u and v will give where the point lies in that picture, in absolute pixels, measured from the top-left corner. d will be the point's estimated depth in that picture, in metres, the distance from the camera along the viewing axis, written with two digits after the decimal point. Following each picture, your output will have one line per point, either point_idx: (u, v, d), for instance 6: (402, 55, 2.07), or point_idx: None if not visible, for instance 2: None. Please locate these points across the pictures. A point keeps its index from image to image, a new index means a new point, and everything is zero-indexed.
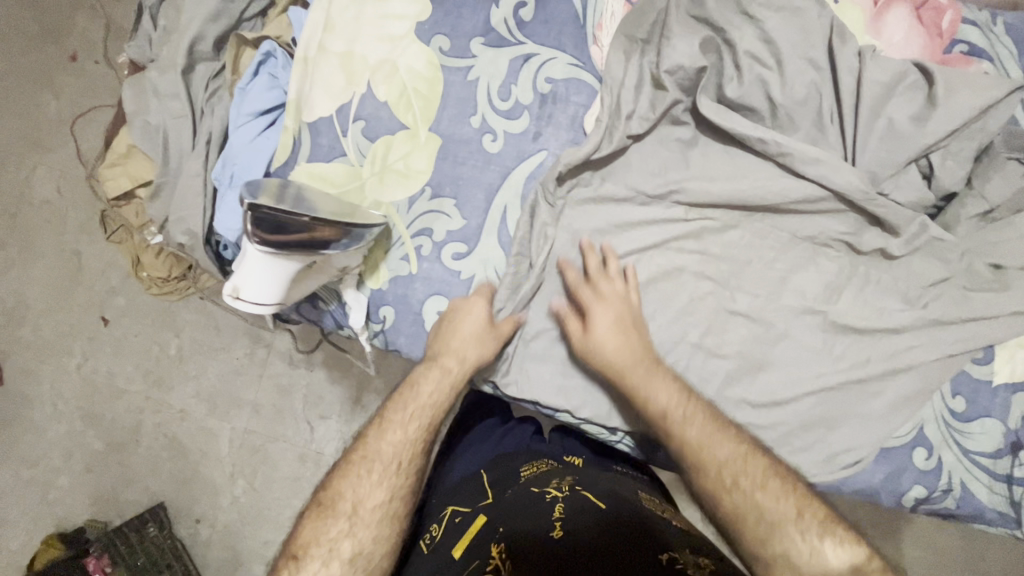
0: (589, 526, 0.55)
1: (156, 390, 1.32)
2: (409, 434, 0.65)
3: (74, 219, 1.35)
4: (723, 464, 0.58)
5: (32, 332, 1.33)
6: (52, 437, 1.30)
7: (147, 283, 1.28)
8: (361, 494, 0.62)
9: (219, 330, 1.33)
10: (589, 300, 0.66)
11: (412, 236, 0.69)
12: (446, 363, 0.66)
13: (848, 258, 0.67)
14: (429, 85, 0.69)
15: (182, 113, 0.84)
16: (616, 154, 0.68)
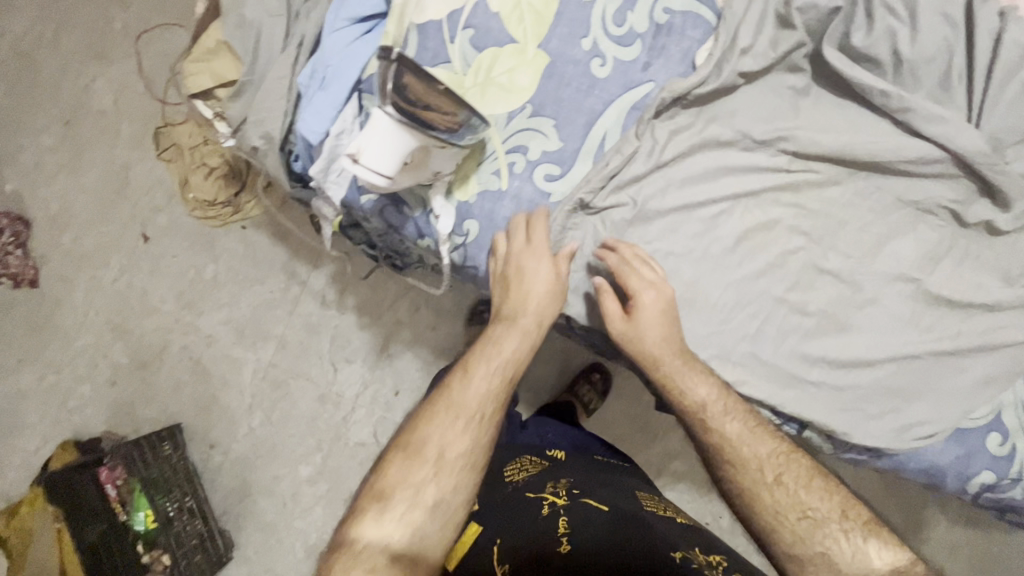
0: (600, 537, 0.64)
1: (186, 312, 1.32)
2: (494, 387, 0.66)
3: (127, 132, 1.34)
4: (765, 460, 0.63)
5: (71, 239, 1.33)
6: (80, 345, 1.31)
7: (192, 206, 1.30)
8: (447, 442, 0.63)
9: (256, 261, 1.31)
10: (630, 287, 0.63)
11: (507, 151, 0.68)
12: (525, 323, 0.66)
13: (949, 229, 0.65)
14: (544, 2, 0.68)
15: (278, 14, 0.83)
16: (725, 93, 0.66)
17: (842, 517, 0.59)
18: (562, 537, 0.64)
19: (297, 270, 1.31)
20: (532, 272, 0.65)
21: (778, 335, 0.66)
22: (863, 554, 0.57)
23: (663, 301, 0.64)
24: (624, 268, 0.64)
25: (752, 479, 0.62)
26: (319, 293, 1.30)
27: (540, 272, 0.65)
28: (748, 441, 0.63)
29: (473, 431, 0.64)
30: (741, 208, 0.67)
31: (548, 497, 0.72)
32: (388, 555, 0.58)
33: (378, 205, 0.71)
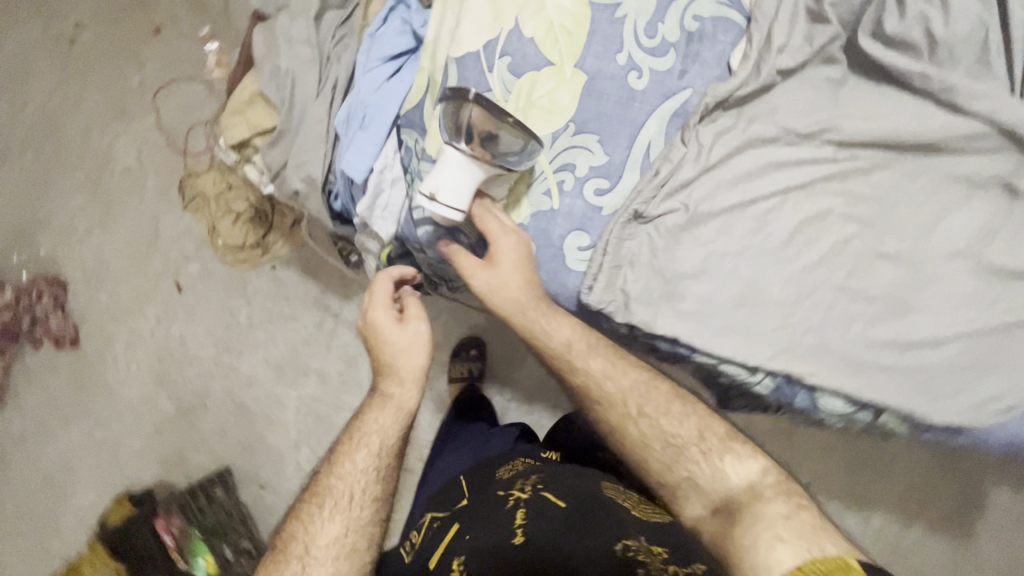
0: (546, 535, 0.60)
1: (226, 355, 1.34)
2: (362, 462, 0.72)
3: (153, 186, 1.37)
4: (653, 429, 0.67)
5: (108, 295, 1.36)
6: (125, 398, 1.34)
7: (222, 251, 1.30)
8: (314, 531, 0.67)
9: (290, 300, 1.34)
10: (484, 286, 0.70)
11: (555, 171, 0.69)
12: (388, 390, 0.76)
13: (1001, 201, 0.66)
14: (576, 22, 0.69)
15: (310, 59, 0.86)
16: (763, 91, 0.67)
17: (699, 440, 0.66)
18: (516, 528, 0.62)
19: (331, 304, 1.33)
20: (411, 327, 0.77)
21: (843, 323, 0.67)
22: (720, 474, 0.63)
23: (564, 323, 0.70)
24: (474, 272, 0.70)
25: (654, 454, 0.66)
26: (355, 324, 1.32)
27: (389, 319, 0.77)
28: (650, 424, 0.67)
29: (360, 507, 0.70)
30: (791, 201, 0.68)
31: (515, 494, 0.69)
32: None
33: (434, 235, 0.73)
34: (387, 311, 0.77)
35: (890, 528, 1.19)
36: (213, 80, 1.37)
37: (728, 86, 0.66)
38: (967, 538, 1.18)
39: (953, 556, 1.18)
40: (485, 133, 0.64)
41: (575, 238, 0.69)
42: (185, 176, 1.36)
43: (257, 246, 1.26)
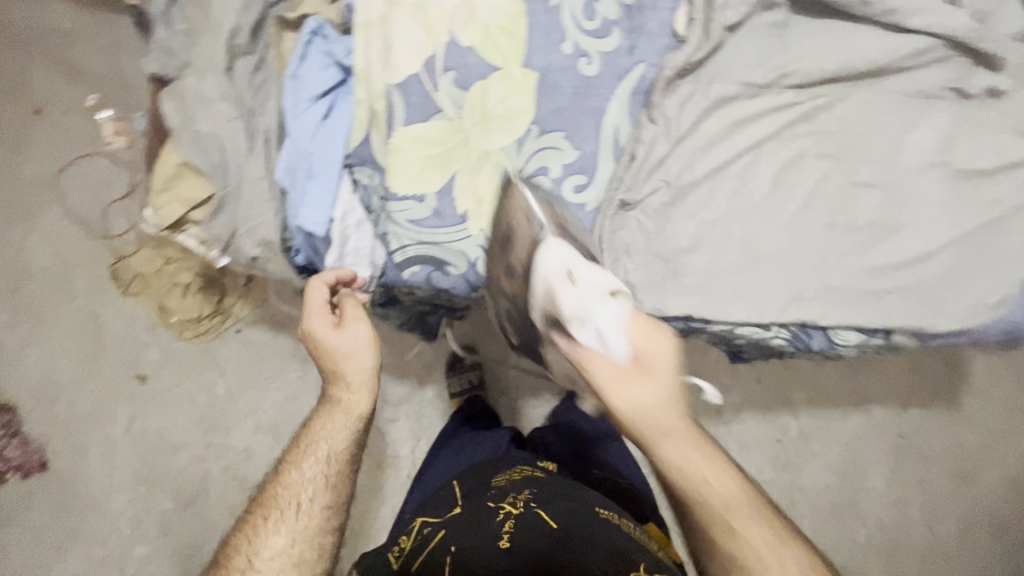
0: (530, 549, 0.62)
1: (214, 435, 1.26)
2: (314, 473, 0.73)
3: (82, 280, 1.25)
4: (703, 471, 0.59)
5: (66, 407, 1.24)
6: (113, 512, 1.23)
7: (178, 328, 1.25)
8: (262, 541, 0.68)
9: (266, 360, 1.27)
10: (620, 400, 0.59)
11: (529, 179, 0.67)
12: (339, 396, 0.76)
13: (955, 106, 0.67)
14: (512, 20, 0.66)
15: (233, 115, 0.78)
16: (714, 51, 0.67)
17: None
18: (504, 536, 0.65)
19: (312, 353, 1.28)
20: (349, 334, 0.75)
21: (838, 260, 0.69)
22: None
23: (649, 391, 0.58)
24: (632, 391, 0.58)
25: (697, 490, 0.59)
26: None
27: (332, 322, 0.75)
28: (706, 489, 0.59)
29: (309, 517, 0.71)
30: (763, 152, 0.68)
31: (506, 507, 0.70)
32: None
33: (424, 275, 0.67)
34: (331, 319, 0.75)
35: (893, 423, 1.26)
36: (118, 154, 1.26)
37: (682, 54, 0.66)
38: (960, 413, 1.26)
39: (953, 433, 1.26)
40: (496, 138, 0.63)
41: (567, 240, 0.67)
42: (113, 261, 1.25)
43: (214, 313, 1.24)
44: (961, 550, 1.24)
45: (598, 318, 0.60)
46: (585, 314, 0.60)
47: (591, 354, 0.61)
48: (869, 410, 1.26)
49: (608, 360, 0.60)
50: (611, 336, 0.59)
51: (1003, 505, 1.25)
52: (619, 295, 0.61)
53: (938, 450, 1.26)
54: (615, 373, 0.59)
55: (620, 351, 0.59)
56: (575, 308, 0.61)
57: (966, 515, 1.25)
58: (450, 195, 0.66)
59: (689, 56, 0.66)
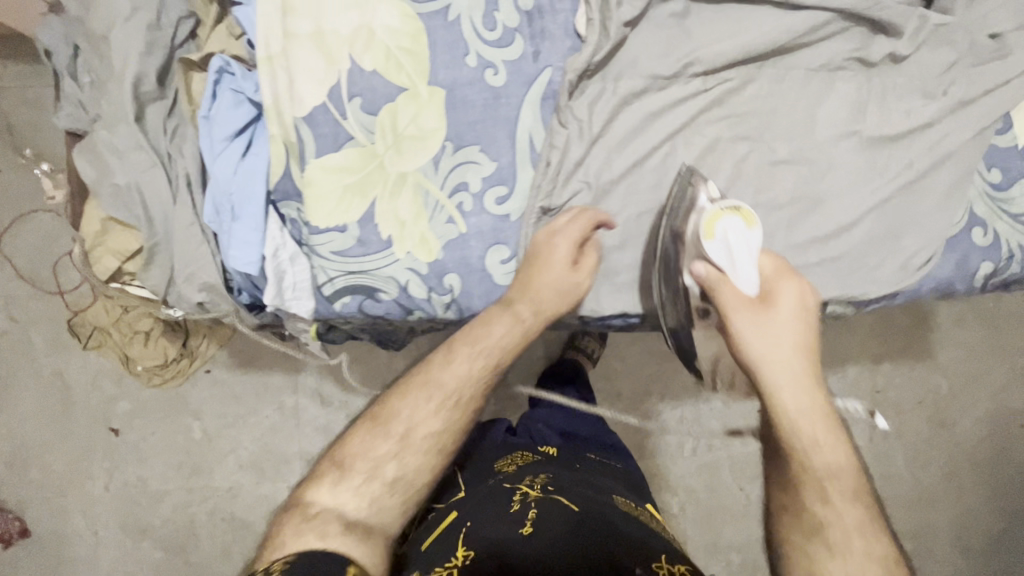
0: (552, 527, 0.66)
1: (196, 479, 1.25)
2: (475, 371, 0.65)
3: (40, 339, 1.23)
4: (806, 422, 0.57)
5: (42, 471, 1.23)
6: (108, 564, 1.23)
7: (146, 376, 1.23)
8: (414, 420, 0.63)
9: (239, 398, 1.26)
10: (742, 326, 0.60)
11: (450, 196, 0.66)
12: (522, 312, 0.65)
13: (860, 78, 0.69)
14: (412, 39, 0.65)
15: (150, 163, 0.77)
16: (617, 48, 0.67)
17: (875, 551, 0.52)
18: (526, 521, 0.68)
19: (284, 384, 1.26)
20: (557, 258, 0.65)
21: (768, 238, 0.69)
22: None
23: (806, 304, 0.62)
24: (746, 325, 0.60)
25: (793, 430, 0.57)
26: (315, 395, 1.26)
27: (557, 232, 0.66)
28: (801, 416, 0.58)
29: (431, 423, 0.63)
30: (676, 143, 0.69)
31: (522, 489, 0.75)
32: (342, 522, 0.58)
33: (355, 304, 0.67)
34: (565, 236, 0.65)
35: (866, 379, 1.28)
36: (59, 208, 1.22)
37: (581, 58, 0.65)
38: (931, 361, 1.29)
39: (925, 380, 1.29)
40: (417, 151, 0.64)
41: (495, 252, 0.67)
42: (71, 316, 1.23)
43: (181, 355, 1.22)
44: (944, 490, 1.28)
45: (719, 240, 0.62)
46: (708, 238, 0.62)
47: (713, 280, 0.62)
48: (840, 369, 1.28)
49: (733, 288, 0.61)
50: (736, 251, 0.62)
51: (980, 443, 1.29)
52: (739, 213, 0.63)
53: (912, 399, 1.28)
54: (743, 302, 0.61)
55: (746, 278, 0.62)
56: (706, 225, 0.62)
57: (947, 456, 1.28)
58: (372, 221, 0.66)
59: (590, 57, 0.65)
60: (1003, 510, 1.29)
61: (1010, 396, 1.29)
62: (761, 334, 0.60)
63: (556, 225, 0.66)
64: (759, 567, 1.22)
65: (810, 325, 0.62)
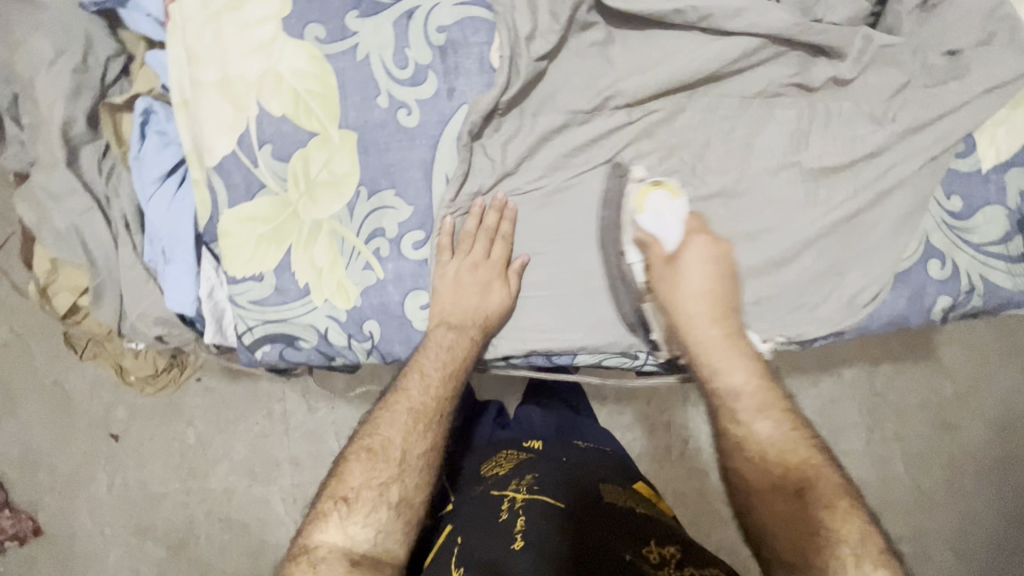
0: (545, 534, 0.64)
1: (193, 480, 1.17)
2: (446, 385, 0.64)
3: (25, 346, 1.17)
4: (773, 447, 0.59)
5: (50, 472, 1.16)
6: (112, 566, 1.15)
7: (139, 386, 1.14)
8: (406, 442, 0.61)
9: (230, 403, 1.18)
10: (661, 283, 0.64)
11: (366, 241, 0.65)
12: (470, 325, 0.64)
13: (797, 103, 0.65)
14: (321, 81, 0.63)
15: (88, 206, 0.77)
16: (533, 84, 0.65)
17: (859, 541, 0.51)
18: (517, 533, 0.65)
19: (272, 389, 1.18)
20: (468, 286, 0.63)
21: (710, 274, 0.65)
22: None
23: (718, 255, 0.64)
24: (661, 281, 0.64)
25: (754, 456, 0.59)
26: (302, 400, 1.17)
27: (480, 255, 0.64)
28: (714, 357, 0.63)
29: (415, 444, 0.61)
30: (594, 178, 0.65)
31: (510, 495, 0.72)
32: (350, 560, 0.55)
33: (276, 351, 0.67)
34: (487, 264, 0.64)
35: (862, 378, 1.14)
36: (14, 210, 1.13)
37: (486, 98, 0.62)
38: (934, 361, 1.14)
39: (926, 379, 1.14)
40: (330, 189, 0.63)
41: (414, 298, 0.66)
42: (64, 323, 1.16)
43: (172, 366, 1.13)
44: (944, 493, 1.12)
45: (651, 213, 0.64)
46: (639, 212, 0.64)
47: (643, 244, 0.65)
48: (838, 371, 1.13)
49: (660, 246, 0.64)
50: (666, 221, 0.64)
51: (986, 447, 1.13)
52: (665, 186, 0.64)
53: (914, 401, 1.14)
54: (665, 260, 0.64)
55: (672, 239, 0.64)
56: (637, 199, 0.64)
57: (948, 461, 1.13)
58: (288, 269, 0.65)
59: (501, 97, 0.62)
60: (1011, 519, 1.12)
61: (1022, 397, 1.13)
62: (675, 287, 0.64)
63: (479, 253, 0.64)
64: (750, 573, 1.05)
65: (724, 274, 0.64)
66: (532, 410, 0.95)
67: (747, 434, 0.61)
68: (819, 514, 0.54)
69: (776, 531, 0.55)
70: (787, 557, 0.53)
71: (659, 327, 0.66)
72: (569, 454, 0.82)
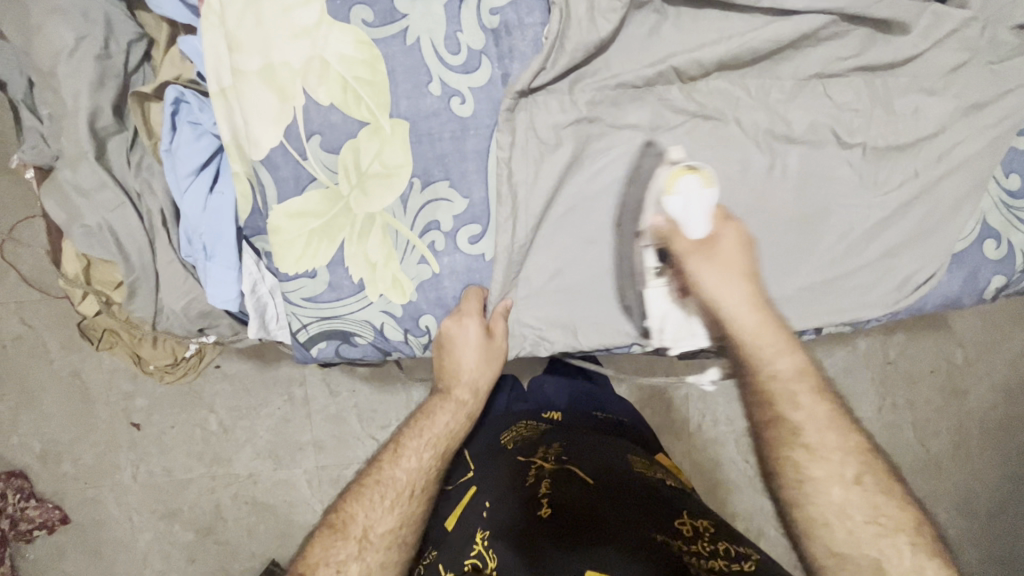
0: (569, 503, 0.61)
1: (218, 465, 1.16)
2: (425, 460, 0.65)
3: (41, 340, 1.15)
4: (825, 433, 0.57)
5: (74, 463, 1.15)
6: (143, 550, 1.16)
7: (157, 374, 1.09)
8: (372, 519, 0.61)
9: (251, 390, 1.17)
10: (697, 266, 0.61)
11: (420, 235, 0.63)
12: (462, 397, 0.68)
13: (860, 81, 0.64)
14: (369, 67, 0.60)
15: (119, 201, 0.74)
16: (584, 61, 0.63)
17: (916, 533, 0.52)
18: (542, 500, 0.62)
19: (293, 374, 1.17)
20: (467, 355, 0.65)
21: (772, 250, 0.64)
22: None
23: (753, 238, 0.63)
24: (700, 263, 0.61)
25: (808, 443, 0.56)
26: (324, 385, 1.17)
27: (474, 335, 0.64)
28: (764, 343, 0.60)
29: (383, 517, 0.62)
30: (634, 160, 0.63)
31: (537, 463, 0.70)
32: None
33: (332, 348, 0.66)
34: (488, 346, 0.65)
35: (877, 348, 1.13)
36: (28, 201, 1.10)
37: (527, 73, 0.60)
38: (950, 333, 1.13)
39: (939, 347, 1.13)
40: (381, 177, 0.62)
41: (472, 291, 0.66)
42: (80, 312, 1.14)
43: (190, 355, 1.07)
44: (951, 459, 1.13)
45: (681, 197, 0.62)
46: (667, 194, 0.62)
47: (663, 230, 0.63)
48: (853, 343, 1.13)
49: (682, 234, 0.62)
50: (689, 208, 0.62)
51: (992, 412, 1.14)
52: (697, 171, 0.62)
53: (925, 369, 1.13)
54: (693, 246, 0.62)
55: (696, 227, 0.62)
56: (667, 181, 0.62)
57: (954, 425, 1.13)
58: (341, 264, 0.63)
59: (538, 73, 0.61)
60: (1013, 479, 1.13)
61: None
62: (715, 266, 0.61)
63: (472, 330, 0.64)
64: (765, 536, 1.07)
65: (753, 255, 0.62)
66: (546, 380, 0.88)
67: (802, 420, 0.57)
68: (879, 503, 0.53)
69: (834, 529, 0.53)
70: (842, 548, 0.52)
71: (668, 305, 0.66)
72: (593, 428, 0.80)
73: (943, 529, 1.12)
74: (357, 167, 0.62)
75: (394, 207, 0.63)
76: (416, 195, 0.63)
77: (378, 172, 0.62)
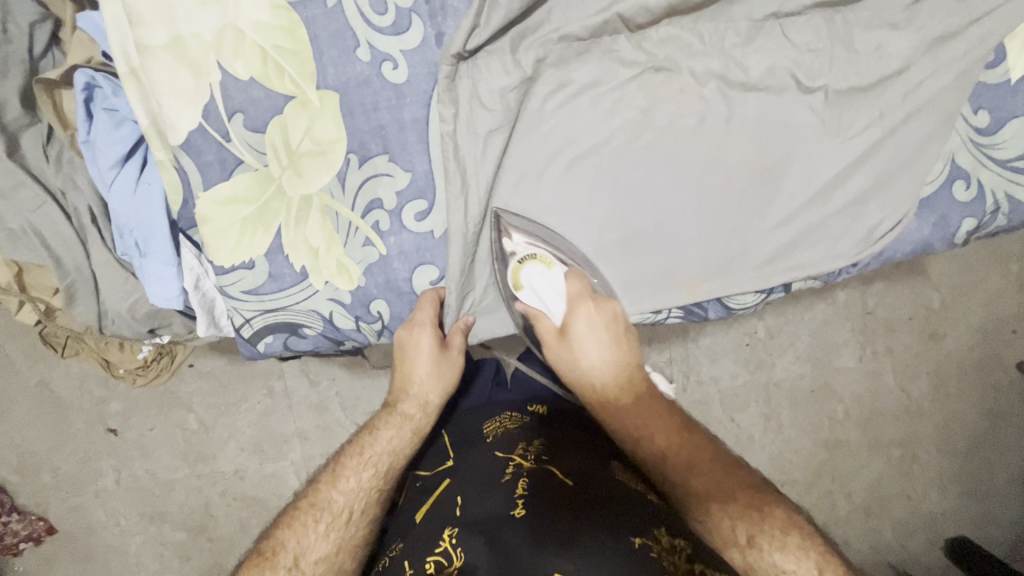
0: (548, 508, 0.57)
1: (202, 463, 1.13)
2: (366, 481, 0.63)
3: (2, 352, 1.10)
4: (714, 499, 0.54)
5: (54, 473, 1.12)
6: (135, 555, 1.13)
7: (128, 377, 1.04)
8: (305, 544, 0.58)
9: (228, 385, 1.13)
10: (556, 356, 0.65)
11: (364, 216, 0.59)
12: (409, 412, 0.66)
13: (821, 18, 0.60)
14: (288, 34, 0.55)
15: (42, 201, 0.69)
16: (523, 14, 0.58)
17: None
18: (517, 501, 0.59)
19: (269, 367, 1.13)
20: (418, 364, 0.64)
21: (734, 204, 0.61)
22: None
23: (607, 317, 0.63)
24: (557, 355, 0.65)
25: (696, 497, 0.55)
26: (303, 375, 1.13)
27: (423, 345, 0.63)
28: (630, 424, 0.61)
29: (318, 544, 0.58)
30: (586, 119, 0.59)
31: (515, 459, 0.66)
32: None
33: (279, 342, 0.63)
34: (440, 354, 0.64)
35: (855, 299, 1.12)
36: None
37: (463, 30, 0.56)
38: (927, 278, 1.13)
39: (916, 293, 1.13)
40: (314, 154, 0.57)
41: (423, 273, 0.62)
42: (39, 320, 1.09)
43: (161, 355, 1.02)
44: (934, 402, 1.13)
45: (530, 290, 0.63)
46: (518, 290, 0.64)
47: (530, 318, 0.66)
48: (832, 294, 1.12)
49: (545, 320, 0.65)
50: (545, 295, 0.63)
51: (970, 353, 1.14)
52: (541, 259, 0.62)
53: (903, 317, 1.13)
54: (554, 333, 0.64)
55: (555, 313, 0.64)
56: (513, 278, 0.63)
57: (934, 368, 1.13)
58: (281, 252, 0.59)
59: (472, 31, 0.56)
60: (995, 417, 1.14)
61: (1006, 303, 1.13)
62: (573, 354, 0.64)
63: (421, 342, 0.63)
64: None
65: (613, 330, 0.64)
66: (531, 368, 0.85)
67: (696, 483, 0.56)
68: (779, 562, 0.49)
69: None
70: None
71: None
72: (578, 423, 0.76)
73: (926, 470, 1.13)
74: (285, 146, 0.57)
75: (332, 187, 0.58)
76: (353, 171, 0.58)
77: (306, 148, 0.57)
